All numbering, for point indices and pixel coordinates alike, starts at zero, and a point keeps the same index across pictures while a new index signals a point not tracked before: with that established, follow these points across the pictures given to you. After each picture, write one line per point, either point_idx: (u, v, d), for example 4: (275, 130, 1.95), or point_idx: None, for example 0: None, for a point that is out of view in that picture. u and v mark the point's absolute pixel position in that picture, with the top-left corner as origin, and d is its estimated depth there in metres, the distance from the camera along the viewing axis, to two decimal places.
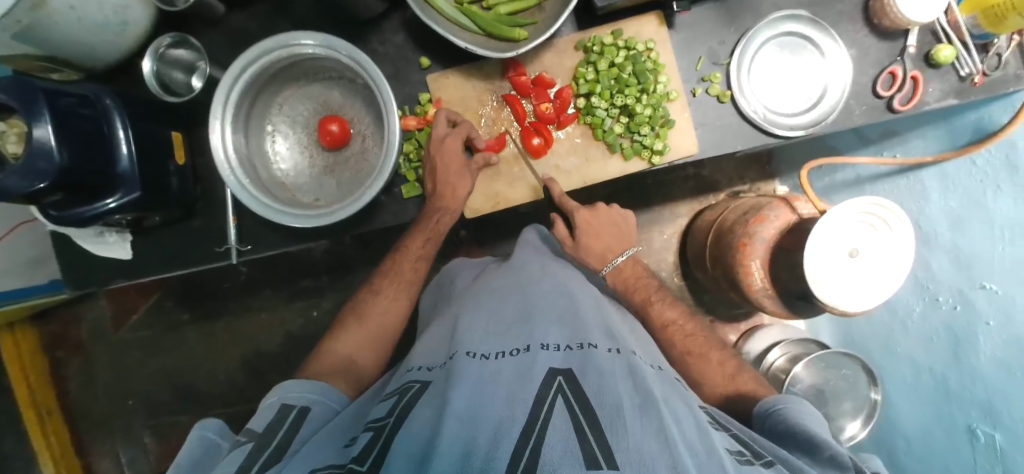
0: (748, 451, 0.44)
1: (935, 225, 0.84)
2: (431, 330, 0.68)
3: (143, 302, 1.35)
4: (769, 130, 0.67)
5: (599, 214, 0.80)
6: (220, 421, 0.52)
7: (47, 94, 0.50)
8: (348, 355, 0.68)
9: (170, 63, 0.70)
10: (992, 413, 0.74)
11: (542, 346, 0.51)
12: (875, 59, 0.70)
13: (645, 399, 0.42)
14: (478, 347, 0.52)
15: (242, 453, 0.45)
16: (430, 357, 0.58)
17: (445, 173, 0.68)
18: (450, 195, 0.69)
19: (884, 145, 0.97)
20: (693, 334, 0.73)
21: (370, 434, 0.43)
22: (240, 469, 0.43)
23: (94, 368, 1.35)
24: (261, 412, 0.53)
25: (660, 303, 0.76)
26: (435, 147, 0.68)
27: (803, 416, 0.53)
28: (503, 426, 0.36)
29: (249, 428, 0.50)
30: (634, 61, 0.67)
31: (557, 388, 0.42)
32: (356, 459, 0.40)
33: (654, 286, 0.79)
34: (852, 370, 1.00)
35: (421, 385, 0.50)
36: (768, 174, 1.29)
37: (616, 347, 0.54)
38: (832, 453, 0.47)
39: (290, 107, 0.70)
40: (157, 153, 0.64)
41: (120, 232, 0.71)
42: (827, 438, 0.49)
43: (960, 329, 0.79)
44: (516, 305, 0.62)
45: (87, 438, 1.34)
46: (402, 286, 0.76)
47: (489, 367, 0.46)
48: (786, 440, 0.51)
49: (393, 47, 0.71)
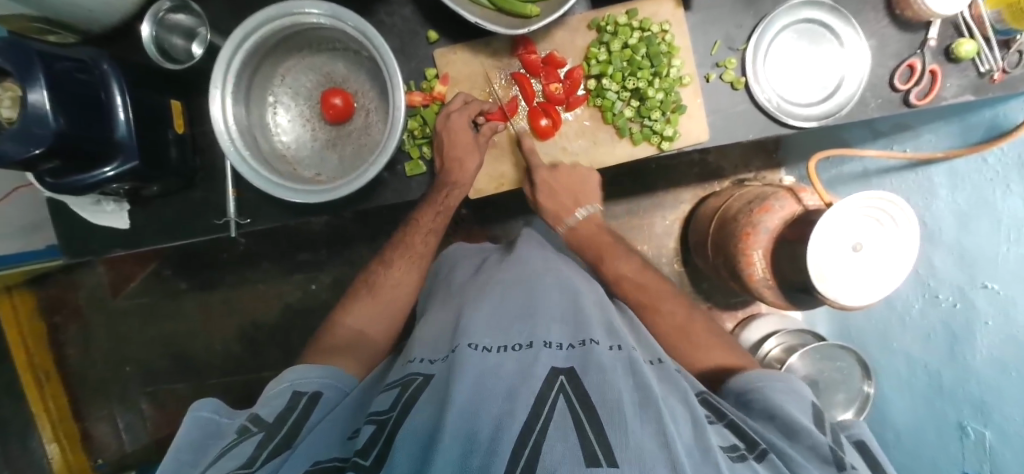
0: (742, 444, 0.44)
1: (941, 222, 0.83)
2: (433, 318, 0.68)
3: (142, 271, 1.34)
4: (783, 120, 0.66)
5: (559, 175, 0.70)
6: (214, 401, 0.53)
7: (43, 59, 0.49)
8: (363, 326, 0.71)
9: (168, 27, 0.68)
10: (984, 412, 0.76)
11: (544, 343, 0.51)
12: (894, 51, 0.68)
13: (646, 396, 0.41)
14: (479, 339, 0.52)
15: (252, 443, 0.46)
16: (430, 349, 0.58)
17: (452, 145, 0.67)
18: (458, 171, 0.68)
19: (894, 138, 0.96)
20: (646, 285, 0.71)
21: (372, 428, 0.43)
22: (247, 459, 0.43)
23: (93, 335, 1.36)
24: (274, 397, 0.54)
25: (614, 259, 0.74)
26: (443, 128, 0.67)
27: (780, 398, 0.52)
28: (502, 422, 0.36)
29: (260, 413, 0.51)
30: (648, 42, 0.65)
31: (558, 387, 0.41)
32: (360, 452, 0.40)
33: (609, 241, 0.76)
34: (847, 362, 1.01)
35: (423, 377, 0.50)
36: (774, 163, 1.28)
37: (618, 342, 0.53)
38: (814, 442, 0.46)
39: (292, 78, 0.68)
40: (156, 122, 0.62)
41: (118, 201, 0.69)
42: (807, 425, 0.48)
43: (959, 328, 0.79)
44: (517, 300, 0.61)
45: (85, 402, 1.35)
46: (403, 262, 0.75)
47: (490, 362, 0.46)
48: (766, 420, 0.51)
49: (401, 20, 0.69)
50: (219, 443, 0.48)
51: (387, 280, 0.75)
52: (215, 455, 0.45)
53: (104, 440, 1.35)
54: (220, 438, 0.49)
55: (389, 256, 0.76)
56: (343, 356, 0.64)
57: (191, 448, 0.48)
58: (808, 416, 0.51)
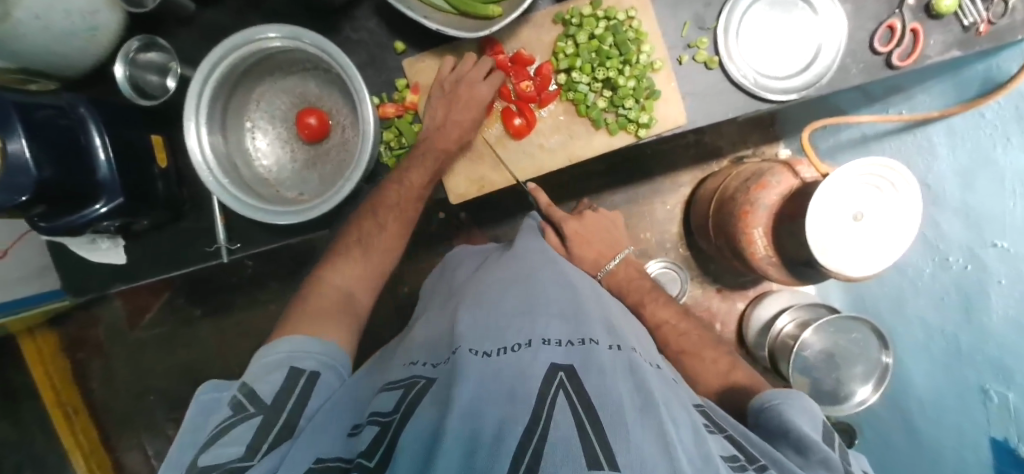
0: (741, 455, 0.41)
1: (944, 183, 0.81)
2: (426, 323, 0.67)
3: (156, 302, 1.38)
4: (761, 96, 0.65)
5: (586, 223, 0.85)
6: (219, 382, 0.55)
7: (19, 109, 0.51)
8: (350, 287, 0.68)
9: (142, 66, 0.69)
10: (1006, 375, 0.73)
11: (543, 341, 0.49)
12: (873, 13, 0.66)
13: (646, 401, 0.41)
14: (479, 343, 0.50)
15: (250, 426, 0.46)
16: (431, 352, 0.56)
17: (469, 91, 0.66)
18: (450, 136, 0.67)
19: (889, 101, 0.93)
20: (686, 332, 0.73)
21: (375, 429, 0.42)
22: (249, 446, 0.44)
23: (114, 366, 1.40)
24: (269, 371, 0.52)
25: (652, 304, 0.78)
26: (462, 87, 0.66)
27: (795, 413, 0.49)
28: (505, 423, 0.36)
29: (259, 392, 0.50)
30: (614, 31, 0.65)
31: (557, 385, 0.41)
32: (364, 453, 0.39)
33: (646, 286, 0.81)
34: (863, 333, 0.97)
35: (426, 381, 0.48)
36: (772, 137, 1.25)
37: (617, 343, 0.52)
38: (824, 456, 0.42)
39: (267, 102, 0.69)
40: (139, 159, 0.64)
41: (112, 238, 0.72)
42: (819, 440, 0.45)
43: (972, 291, 0.77)
44: (519, 295, 0.60)
45: (114, 432, 1.39)
46: (394, 227, 0.70)
47: (491, 365, 0.45)
48: (779, 438, 0.47)
49: (367, 33, 0.70)
50: (209, 424, 0.49)
51: (380, 244, 0.70)
52: (210, 436, 0.45)
53: (136, 468, 1.39)
54: (213, 416, 0.50)
55: (382, 216, 0.69)
56: (325, 323, 0.61)
57: (196, 426, 0.49)
58: (823, 435, 0.47)
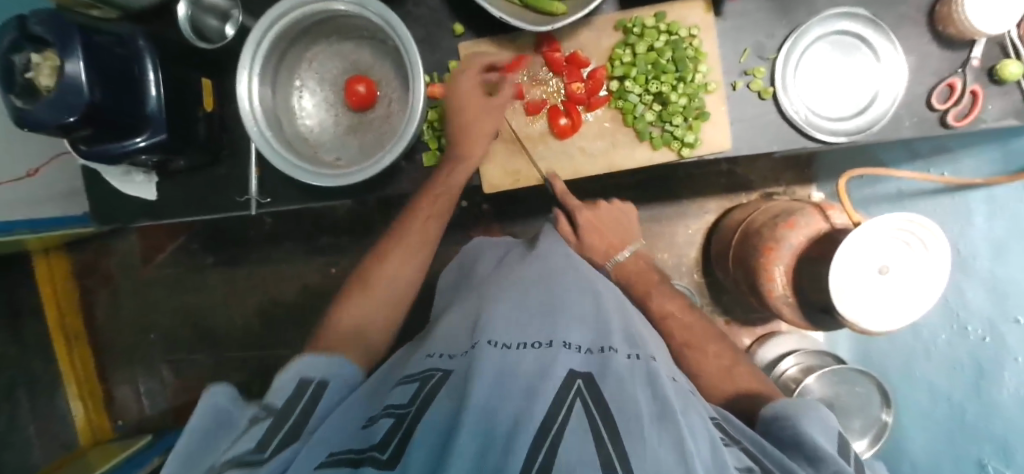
0: (756, 466, 0.41)
1: (975, 252, 0.79)
2: (451, 311, 0.67)
3: (171, 243, 1.39)
4: (810, 134, 0.64)
5: (601, 211, 0.82)
6: (230, 391, 0.47)
7: (82, 32, 0.52)
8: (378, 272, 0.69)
9: (205, 9, 0.70)
10: (1007, 452, 0.73)
11: (563, 344, 0.49)
12: (935, 68, 0.65)
13: (663, 408, 0.40)
14: (500, 335, 0.50)
15: (260, 428, 0.42)
16: (450, 344, 0.56)
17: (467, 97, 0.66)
18: (468, 142, 0.67)
19: (933, 161, 0.92)
20: (690, 325, 0.70)
21: (389, 421, 0.41)
22: (258, 444, 0.40)
23: (120, 301, 1.41)
24: (281, 383, 0.50)
25: (659, 296, 0.75)
26: (454, 93, 0.66)
27: (809, 423, 0.48)
28: (522, 416, 0.36)
29: (269, 400, 0.47)
30: (674, 46, 0.65)
31: (575, 391, 0.40)
32: (378, 445, 0.38)
33: (654, 278, 0.78)
34: (867, 388, 0.96)
35: (442, 373, 0.48)
36: (805, 178, 1.24)
37: (637, 351, 0.51)
38: (838, 469, 0.42)
39: (319, 63, 0.70)
40: (187, 99, 0.65)
41: (147, 173, 0.73)
42: (833, 452, 0.44)
43: (987, 362, 0.77)
44: (541, 296, 0.59)
45: (110, 365, 1.41)
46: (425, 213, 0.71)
47: (510, 361, 0.45)
48: (790, 448, 0.46)
49: (428, 12, 0.71)
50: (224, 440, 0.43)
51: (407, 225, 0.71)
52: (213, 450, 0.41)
53: (124, 403, 1.40)
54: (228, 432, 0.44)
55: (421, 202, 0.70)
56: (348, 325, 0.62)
57: (205, 427, 0.43)
58: (837, 446, 0.46)
